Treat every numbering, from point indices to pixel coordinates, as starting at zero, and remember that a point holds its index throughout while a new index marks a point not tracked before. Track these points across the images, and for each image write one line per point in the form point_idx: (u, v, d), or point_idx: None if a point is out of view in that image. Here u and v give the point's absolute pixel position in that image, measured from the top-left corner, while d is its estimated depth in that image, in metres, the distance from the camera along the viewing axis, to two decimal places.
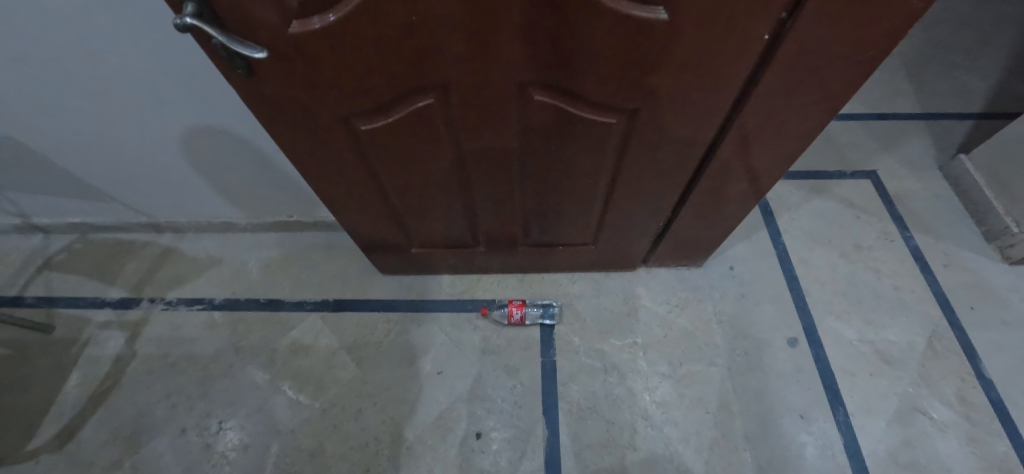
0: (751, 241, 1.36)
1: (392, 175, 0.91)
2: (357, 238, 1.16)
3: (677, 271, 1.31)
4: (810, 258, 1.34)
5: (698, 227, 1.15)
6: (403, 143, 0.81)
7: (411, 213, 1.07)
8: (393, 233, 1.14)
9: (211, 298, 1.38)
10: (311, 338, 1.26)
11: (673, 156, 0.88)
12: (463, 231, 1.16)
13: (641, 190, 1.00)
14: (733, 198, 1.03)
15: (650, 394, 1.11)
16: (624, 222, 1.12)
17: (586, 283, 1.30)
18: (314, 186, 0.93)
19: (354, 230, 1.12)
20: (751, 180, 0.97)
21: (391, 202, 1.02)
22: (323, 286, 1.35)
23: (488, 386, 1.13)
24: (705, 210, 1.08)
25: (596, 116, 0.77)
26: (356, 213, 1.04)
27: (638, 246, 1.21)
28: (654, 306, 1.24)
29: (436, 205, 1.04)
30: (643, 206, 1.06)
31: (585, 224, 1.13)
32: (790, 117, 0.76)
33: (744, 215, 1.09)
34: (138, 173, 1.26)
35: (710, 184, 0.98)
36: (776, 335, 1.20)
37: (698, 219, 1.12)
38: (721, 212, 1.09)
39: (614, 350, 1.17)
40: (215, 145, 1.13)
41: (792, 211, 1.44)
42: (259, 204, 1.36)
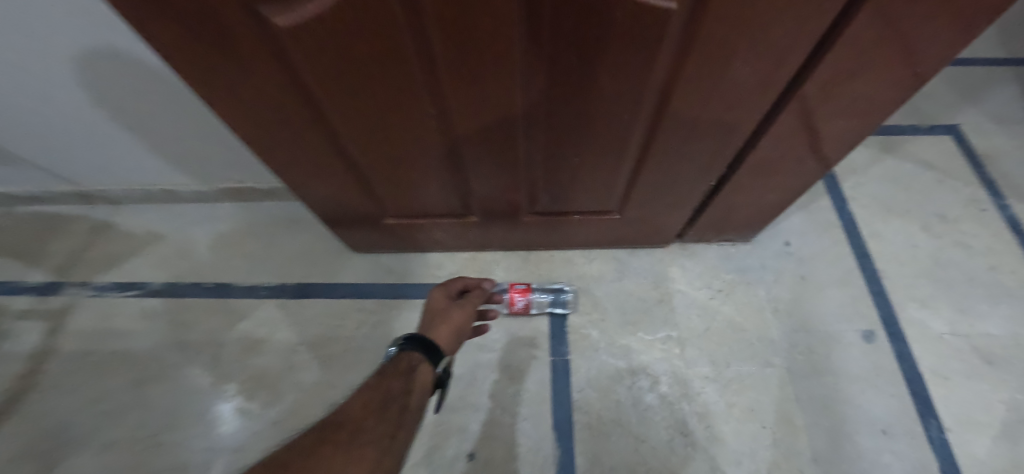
0: (810, 210, 1.10)
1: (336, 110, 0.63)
2: (312, 204, 0.89)
3: (720, 247, 1.04)
4: (883, 232, 1.08)
5: (763, 188, 0.85)
6: (332, 60, 0.52)
7: (377, 169, 0.79)
8: (358, 194, 0.87)
9: (148, 282, 1.14)
10: (266, 331, 1.02)
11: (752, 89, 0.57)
12: (450, 194, 0.89)
13: (694, 143, 0.71)
14: (805, 162, 0.75)
15: (691, 403, 0.86)
16: (659, 184, 0.84)
17: (606, 262, 1.03)
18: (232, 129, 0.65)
19: (304, 190, 0.85)
20: (836, 141, 0.68)
21: (347, 151, 0.74)
22: (282, 268, 1.10)
23: (482, 393, 0.89)
24: (763, 177, 0.81)
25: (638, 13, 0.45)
26: (303, 166, 0.77)
27: (677, 215, 0.94)
28: (692, 291, 0.98)
29: (409, 158, 0.76)
30: (690, 166, 0.78)
31: (606, 186, 0.86)
32: (965, 37, 0.46)
33: (815, 182, 0.82)
34: (42, 126, 0.99)
35: (779, 144, 0.70)
36: (847, 328, 0.95)
37: (752, 186, 0.84)
38: (784, 178, 0.81)
39: (643, 347, 0.92)
40: (127, 81, 0.86)
41: (858, 174, 1.16)
42: (202, 164, 1.10)
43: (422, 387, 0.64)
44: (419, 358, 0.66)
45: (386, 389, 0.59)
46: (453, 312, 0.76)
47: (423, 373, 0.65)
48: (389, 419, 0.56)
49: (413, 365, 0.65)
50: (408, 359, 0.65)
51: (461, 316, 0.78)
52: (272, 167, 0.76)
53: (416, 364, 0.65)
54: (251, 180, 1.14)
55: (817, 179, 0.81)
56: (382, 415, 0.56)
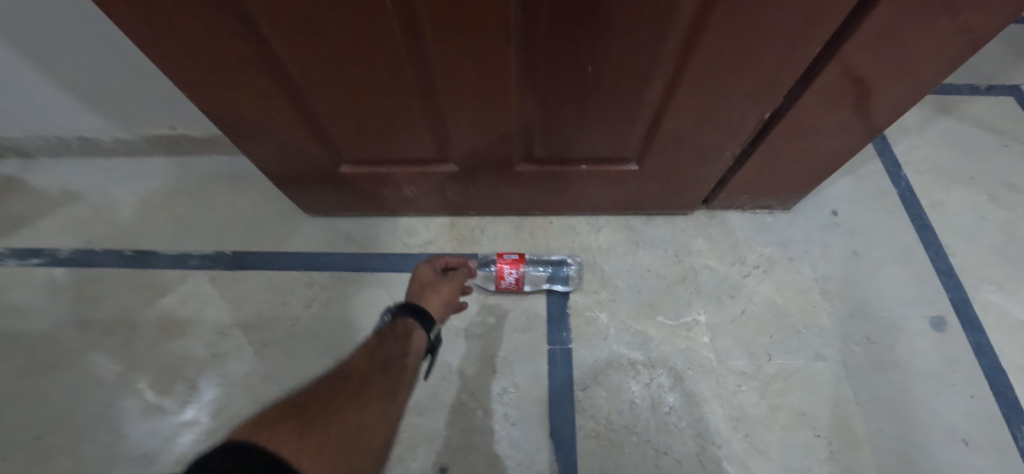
0: (859, 175, 0.92)
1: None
2: (239, 139, 0.64)
3: (754, 217, 0.86)
4: (947, 201, 0.90)
5: (835, 133, 0.64)
6: None
7: (319, 89, 0.55)
8: (299, 129, 0.62)
9: (54, 249, 0.92)
10: (193, 309, 0.82)
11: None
12: (425, 133, 0.65)
13: (774, 54, 0.47)
14: (888, 89, 0.54)
15: (725, 405, 0.68)
16: (701, 126, 0.62)
17: (617, 232, 0.84)
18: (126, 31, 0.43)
19: (221, 118, 0.59)
20: (938, 52, 0.47)
21: (273, 57, 0.49)
22: (218, 234, 0.90)
23: (458, 388, 0.70)
24: (825, 114, 0.59)
25: None
26: (208, 79, 0.51)
27: (717, 170, 0.73)
28: (722, 266, 0.80)
29: (362, 75, 0.52)
30: (753, 94, 0.55)
31: (619, 126, 0.64)
32: None
33: (887, 123, 0.61)
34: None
35: (870, 55, 0.47)
36: (911, 314, 0.77)
37: (803, 129, 0.62)
38: (847, 119, 0.60)
39: (663, 335, 0.73)
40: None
41: (912, 136, 0.98)
42: (129, 105, 0.88)
43: (416, 351, 0.53)
44: (412, 324, 0.55)
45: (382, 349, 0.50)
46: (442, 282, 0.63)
47: (416, 341, 0.54)
48: (390, 379, 0.46)
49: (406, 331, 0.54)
50: (399, 325, 0.54)
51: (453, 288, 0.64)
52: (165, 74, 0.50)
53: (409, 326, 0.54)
54: (184, 127, 0.93)
55: (893, 120, 0.60)
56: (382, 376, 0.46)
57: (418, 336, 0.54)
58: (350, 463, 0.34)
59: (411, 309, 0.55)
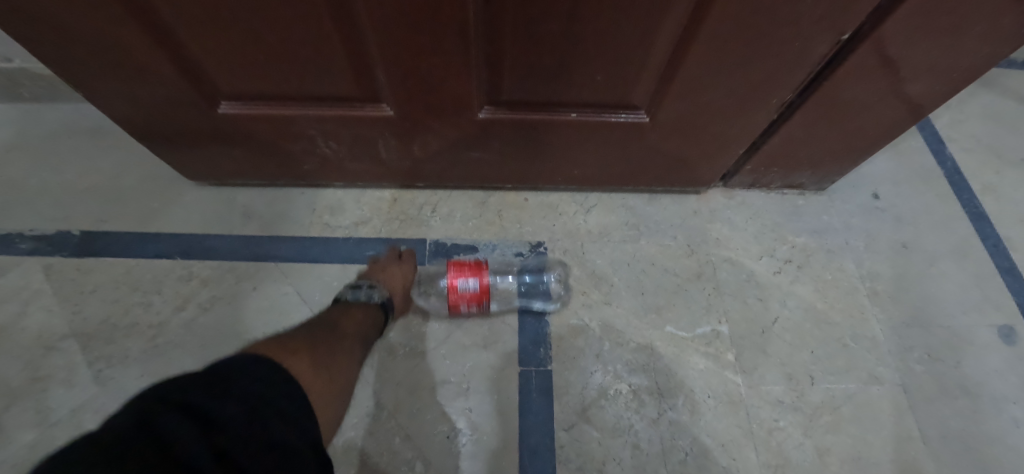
0: (900, 152, 0.76)
1: None
2: (12, 33, 0.38)
3: (782, 199, 0.68)
4: (1000, 186, 0.75)
5: (918, 80, 0.46)
6: None
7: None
8: (121, 23, 0.38)
9: None
10: (11, 313, 0.57)
11: None
12: (333, 47, 0.42)
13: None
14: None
15: (760, 447, 0.50)
16: (755, 47, 0.41)
17: (611, 213, 0.64)
18: None
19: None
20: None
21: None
22: (68, 208, 0.65)
23: (390, 429, 0.49)
24: (930, 28, 0.39)
25: None
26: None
27: (750, 129, 0.54)
28: (746, 260, 0.62)
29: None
30: None
31: (629, 45, 0.42)
32: None
33: (994, 58, 0.43)
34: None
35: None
36: (977, 322, 0.61)
37: (888, 59, 0.43)
38: (950, 44, 0.41)
39: (674, 351, 0.54)
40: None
41: (954, 111, 0.84)
42: None
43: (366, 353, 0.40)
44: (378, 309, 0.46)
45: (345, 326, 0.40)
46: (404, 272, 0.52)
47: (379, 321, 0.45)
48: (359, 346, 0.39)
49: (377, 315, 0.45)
50: (369, 308, 0.45)
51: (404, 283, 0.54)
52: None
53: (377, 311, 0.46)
54: (17, 58, 0.66)
55: (1001, 53, 0.43)
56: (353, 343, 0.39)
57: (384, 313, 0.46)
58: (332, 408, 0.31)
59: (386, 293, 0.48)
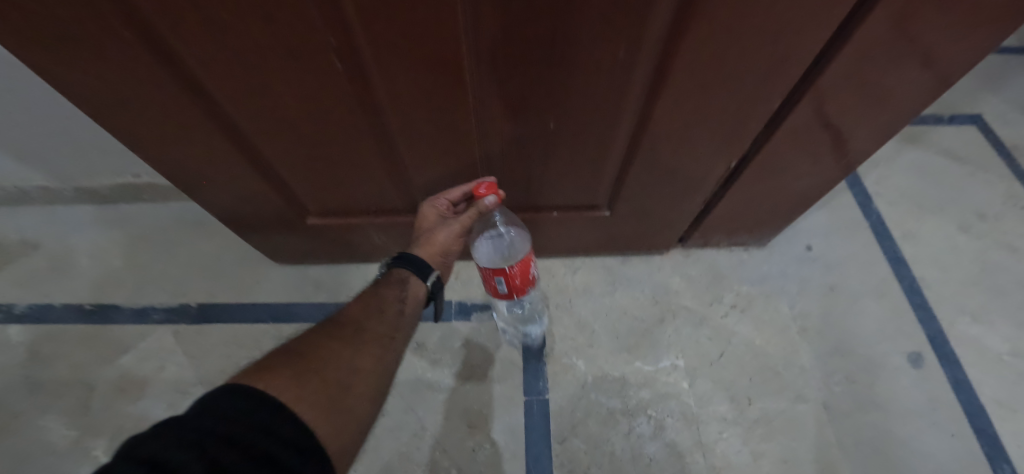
0: (832, 207, 0.93)
1: (192, 72, 0.41)
2: (129, 141, 0.51)
3: (730, 254, 0.85)
4: (919, 232, 0.91)
5: (796, 175, 0.65)
6: None
7: (215, 72, 0.41)
8: (257, 181, 0.61)
9: (9, 305, 0.88)
10: (153, 367, 0.78)
11: (795, 43, 0.39)
12: (363, 132, 0.53)
13: (823, 2, 0.34)
14: (834, 142, 0.57)
15: (707, 454, 0.66)
16: (665, 170, 0.62)
17: (594, 273, 0.83)
18: (86, 108, 0.45)
19: (90, 110, 0.45)
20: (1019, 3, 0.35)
21: (143, 19, 0.35)
22: (183, 285, 0.87)
23: (433, 447, 0.67)
24: (783, 154, 0.59)
25: None
26: (41, 44, 0.36)
27: (686, 210, 0.73)
28: (700, 308, 0.79)
29: (263, 48, 0.38)
30: (711, 145, 0.56)
31: (600, 117, 0.52)
32: None
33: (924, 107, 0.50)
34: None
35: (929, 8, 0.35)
36: (890, 350, 0.77)
37: (764, 170, 0.63)
38: (876, 102, 0.49)
39: (642, 381, 0.71)
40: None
41: (882, 167, 1.01)
42: (86, 158, 0.85)
43: (416, 301, 0.57)
44: (408, 273, 0.57)
45: (359, 305, 0.53)
46: (444, 229, 0.61)
47: (414, 289, 0.57)
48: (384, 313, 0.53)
49: (402, 280, 0.57)
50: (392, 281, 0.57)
51: (452, 238, 0.62)
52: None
53: (396, 281, 0.57)
54: (145, 175, 0.90)
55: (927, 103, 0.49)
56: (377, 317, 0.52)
57: (416, 282, 0.57)
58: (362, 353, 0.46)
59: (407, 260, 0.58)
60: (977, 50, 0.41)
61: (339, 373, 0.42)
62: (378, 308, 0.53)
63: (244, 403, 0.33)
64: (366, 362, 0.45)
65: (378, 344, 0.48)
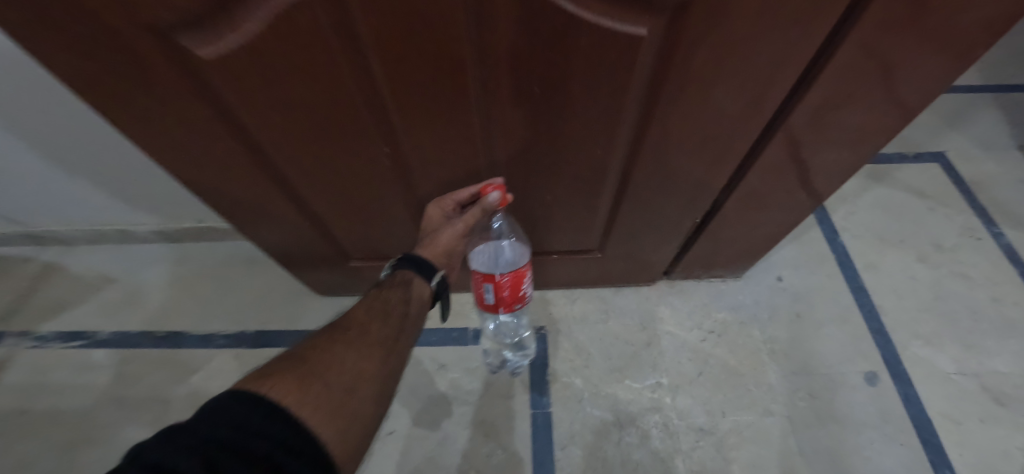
0: (802, 241, 1.05)
1: (289, 162, 0.59)
2: (152, 153, 0.55)
3: (709, 284, 0.98)
4: (880, 263, 1.03)
5: (750, 224, 0.79)
6: (281, 110, 0.49)
7: (270, 116, 0.50)
8: (309, 232, 0.78)
9: (94, 332, 1.04)
10: (218, 385, 0.93)
11: (714, 140, 0.56)
12: (394, 180, 0.65)
13: (726, 117, 0.51)
14: (765, 206, 0.74)
15: (686, 459, 0.78)
16: (639, 223, 0.77)
17: (591, 302, 0.97)
18: (199, 186, 0.62)
19: (155, 146, 0.54)
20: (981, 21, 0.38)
21: (272, 131, 0.53)
22: (240, 313, 1.02)
23: (454, 453, 0.80)
24: (729, 214, 0.75)
25: (598, 55, 0.43)
26: (169, 121, 0.49)
27: (663, 252, 0.87)
28: (682, 333, 0.91)
29: (313, 97, 0.47)
30: (672, 205, 0.72)
31: (595, 129, 0.55)
32: (914, 89, 0.46)
33: (907, 122, 0.52)
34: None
35: (897, 24, 0.38)
36: (849, 369, 0.88)
37: (721, 223, 0.78)
38: (860, 116, 0.51)
39: (630, 396, 0.84)
40: (73, 105, 0.76)
41: (849, 203, 1.13)
42: (160, 207, 1.02)
43: (420, 301, 0.60)
44: (412, 275, 0.61)
45: (365, 308, 0.56)
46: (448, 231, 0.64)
47: (417, 292, 0.60)
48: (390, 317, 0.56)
49: (406, 282, 0.60)
50: (397, 284, 0.60)
51: (455, 237, 0.64)
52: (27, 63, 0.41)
53: (401, 283, 0.60)
54: (208, 219, 1.06)
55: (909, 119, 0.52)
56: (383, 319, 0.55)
57: (419, 285, 0.61)
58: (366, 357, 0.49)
59: (410, 263, 0.62)
60: (913, 96, 0.48)
61: (342, 377, 0.45)
62: (384, 310, 0.56)
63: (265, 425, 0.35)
64: (370, 367, 0.49)
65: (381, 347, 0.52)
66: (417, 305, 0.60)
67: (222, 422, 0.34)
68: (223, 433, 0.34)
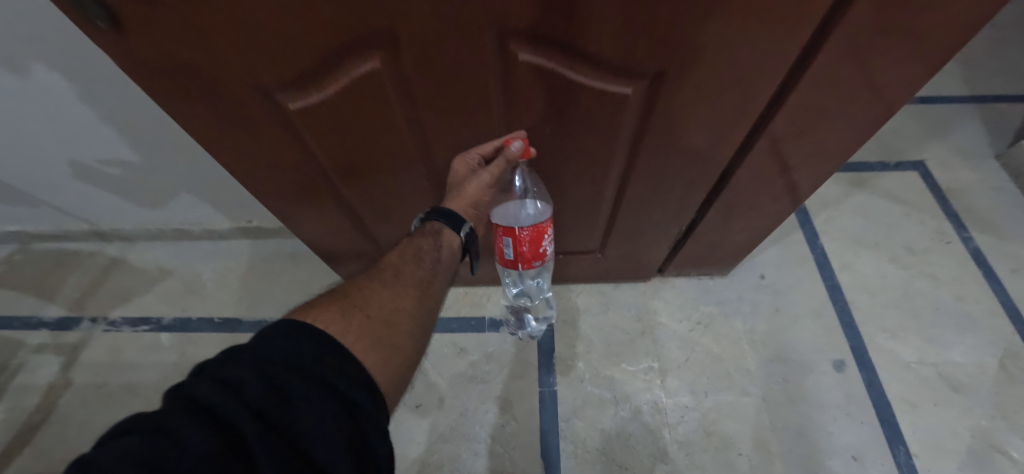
0: (785, 243, 1.17)
1: (347, 180, 0.74)
2: (242, 175, 0.70)
3: (699, 281, 1.11)
4: (854, 264, 1.14)
5: (730, 232, 0.92)
6: (351, 142, 0.64)
7: (341, 147, 0.65)
8: (352, 236, 0.93)
9: (158, 317, 1.20)
10: None
11: (690, 164, 0.70)
12: (429, 196, 0.80)
13: (701, 146, 0.65)
14: (741, 219, 0.87)
15: (672, 431, 0.91)
16: (633, 230, 0.91)
17: (593, 296, 1.10)
18: (271, 199, 0.77)
19: (247, 170, 0.69)
20: (950, 24, 0.43)
21: (341, 157, 0.68)
22: (285, 303, 1.17)
23: (474, 423, 0.94)
24: (710, 224, 0.89)
25: (599, 103, 0.57)
26: (265, 150, 0.65)
27: (655, 255, 1.00)
28: (672, 324, 1.04)
29: (378, 131, 0.62)
30: (660, 217, 0.86)
31: (603, 125, 0.61)
32: (844, 127, 0.60)
33: (877, 127, 0.60)
34: (61, 158, 1.02)
35: (839, 64, 0.49)
36: (820, 358, 1.00)
37: (704, 231, 0.92)
38: (848, 109, 0.56)
39: (626, 377, 0.97)
40: (158, 124, 0.92)
41: (831, 208, 1.24)
42: (216, 207, 1.18)
43: (449, 250, 0.67)
44: (441, 227, 0.67)
45: (398, 254, 0.63)
46: (476, 186, 0.66)
47: (447, 241, 0.67)
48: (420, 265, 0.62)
49: (436, 232, 0.66)
50: (427, 234, 0.67)
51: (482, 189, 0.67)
52: (118, 64, 0.50)
53: (430, 233, 0.67)
54: (256, 219, 1.22)
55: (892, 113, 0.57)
56: (415, 264, 0.61)
57: (449, 234, 0.66)
58: (403, 298, 0.55)
59: (440, 216, 0.67)
60: (845, 133, 0.62)
61: (382, 311, 0.50)
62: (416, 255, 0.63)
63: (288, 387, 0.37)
64: (405, 305, 0.54)
65: (415, 290, 0.58)
66: (448, 254, 0.66)
67: (262, 359, 0.38)
68: (267, 368, 0.38)
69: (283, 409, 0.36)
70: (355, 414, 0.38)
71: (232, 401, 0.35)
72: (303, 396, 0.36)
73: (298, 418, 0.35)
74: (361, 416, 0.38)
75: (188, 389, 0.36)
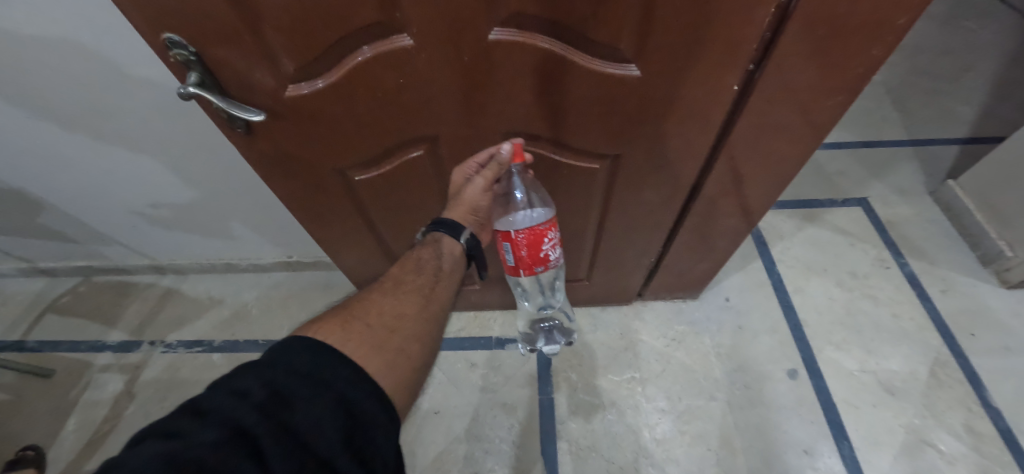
0: (746, 271, 1.37)
1: (386, 223, 0.96)
2: (303, 219, 0.90)
3: (673, 304, 1.30)
4: (806, 287, 1.34)
5: (690, 262, 1.13)
6: (398, 195, 0.86)
7: (388, 197, 0.87)
8: (379, 268, 1.13)
9: (210, 340, 1.39)
10: None
11: (652, 208, 0.92)
12: None
13: (659, 196, 0.88)
14: (702, 252, 1.09)
15: (651, 431, 1.09)
16: (613, 262, 1.11)
17: (584, 318, 1.29)
18: (319, 236, 0.97)
19: (309, 217, 0.90)
20: (805, 114, 0.68)
21: (385, 205, 0.90)
22: None
23: (485, 426, 1.12)
24: (677, 256, 1.10)
25: (580, 164, 0.80)
26: (329, 203, 0.86)
27: (633, 283, 1.21)
28: (652, 340, 1.24)
29: (419, 187, 0.85)
30: (636, 251, 1.07)
31: (589, 176, 0.83)
32: (761, 180, 0.84)
33: (784, 180, 0.84)
34: (139, 208, 1.23)
35: (743, 139, 0.73)
36: (776, 367, 1.19)
37: (672, 262, 1.13)
38: (760, 167, 0.80)
39: (612, 387, 1.16)
40: (226, 188, 1.13)
41: (786, 240, 1.45)
42: (262, 245, 1.39)
43: (451, 256, 0.72)
44: (442, 235, 0.73)
45: (401, 265, 0.68)
46: (472, 190, 0.73)
47: (448, 248, 0.72)
48: (424, 274, 0.66)
49: (436, 241, 0.72)
50: (429, 244, 0.72)
51: (478, 192, 0.73)
52: (239, 149, 0.71)
53: (430, 243, 0.72)
54: (296, 254, 1.43)
55: (801, 164, 0.80)
56: (415, 272, 0.66)
57: (448, 241, 0.72)
58: (406, 304, 0.59)
59: (439, 225, 0.73)
60: (764, 184, 0.85)
61: (382, 319, 0.53)
62: (416, 264, 0.68)
63: (303, 392, 0.39)
64: (408, 310, 0.58)
65: (417, 294, 0.62)
66: (450, 259, 0.71)
67: (267, 371, 0.40)
68: (277, 379, 0.40)
69: (288, 413, 0.38)
70: (357, 416, 0.40)
71: (243, 408, 0.37)
72: (306, 400, 0.39)
73: (301, 422, 0.37)
74: (364, 418, 0.40)
75: (200, 402, 0.38)
